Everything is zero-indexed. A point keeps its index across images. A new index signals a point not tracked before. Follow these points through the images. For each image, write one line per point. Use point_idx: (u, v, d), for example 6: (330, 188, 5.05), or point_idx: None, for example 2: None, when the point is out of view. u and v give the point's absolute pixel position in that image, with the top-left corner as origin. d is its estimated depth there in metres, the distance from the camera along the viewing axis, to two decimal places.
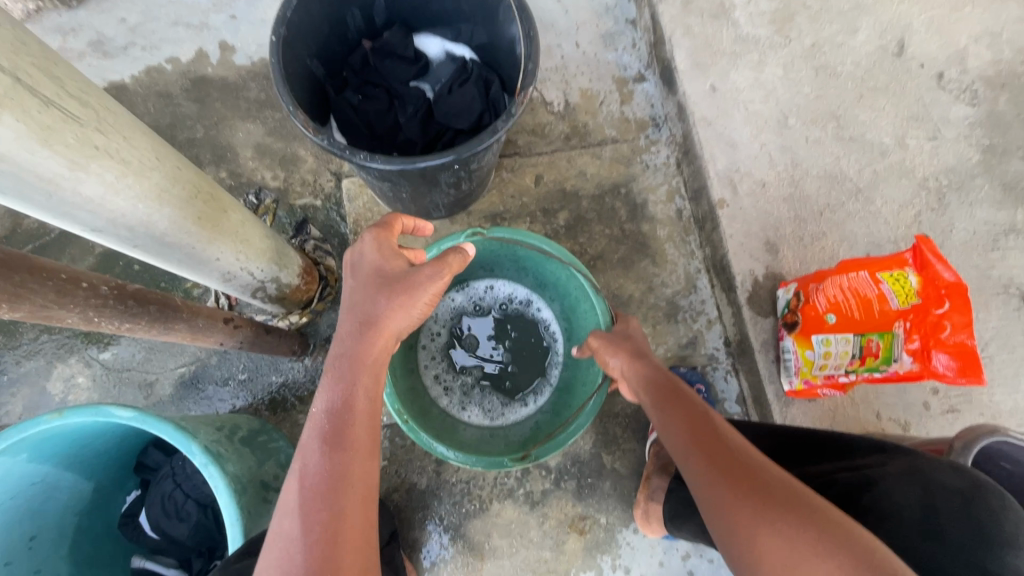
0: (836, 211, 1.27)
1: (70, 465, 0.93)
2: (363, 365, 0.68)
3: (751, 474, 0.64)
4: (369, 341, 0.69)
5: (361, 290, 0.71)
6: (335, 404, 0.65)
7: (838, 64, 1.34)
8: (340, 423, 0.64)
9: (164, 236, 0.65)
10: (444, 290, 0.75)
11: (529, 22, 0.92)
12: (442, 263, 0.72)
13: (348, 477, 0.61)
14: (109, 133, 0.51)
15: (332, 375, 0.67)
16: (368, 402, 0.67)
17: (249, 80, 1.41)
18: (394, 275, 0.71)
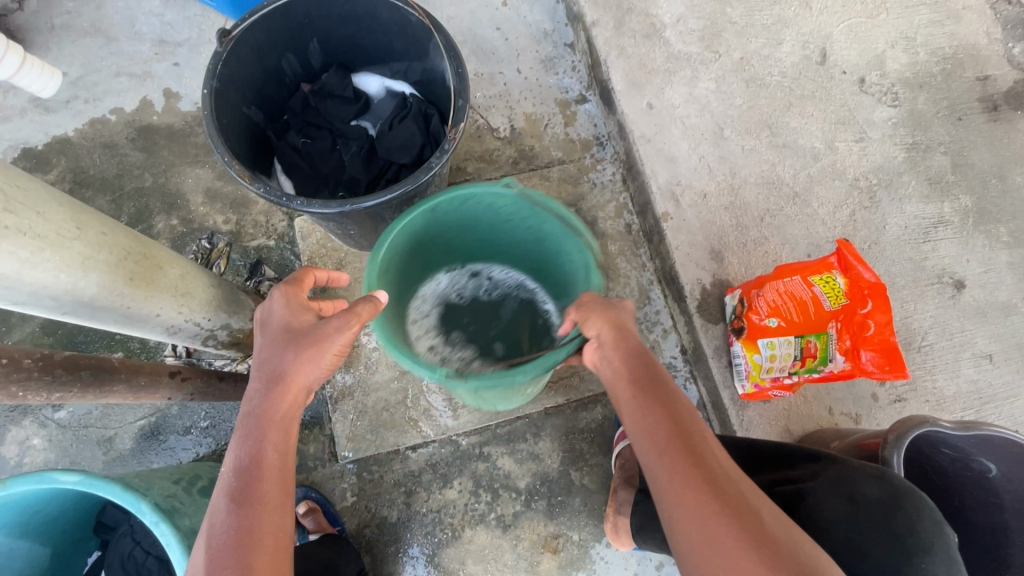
0: (776, 216, 1.32)
1: (22, 533, 0.91)
2: (270, 422, 0.68)
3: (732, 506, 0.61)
4: (275, 397, 0.69)
5: (269, 346, 0.72)
6: (243, 461, 0.66)
7: (766, 75, 1.40)
8: (247, 481, 0.65)
9: (95, 301, 0.66)
10: (356, 339, 0.74)
11: (456, 60, 0.95)
12: (351, 313, 0.72)
13: (253, 534, 0.62)
14: (18, 211, 0.53)
15: (240, 434, 0.68)
16: (277, 456, 0.67)
17: (196, 125, 1.42)
18: (300, 329, 0.72)
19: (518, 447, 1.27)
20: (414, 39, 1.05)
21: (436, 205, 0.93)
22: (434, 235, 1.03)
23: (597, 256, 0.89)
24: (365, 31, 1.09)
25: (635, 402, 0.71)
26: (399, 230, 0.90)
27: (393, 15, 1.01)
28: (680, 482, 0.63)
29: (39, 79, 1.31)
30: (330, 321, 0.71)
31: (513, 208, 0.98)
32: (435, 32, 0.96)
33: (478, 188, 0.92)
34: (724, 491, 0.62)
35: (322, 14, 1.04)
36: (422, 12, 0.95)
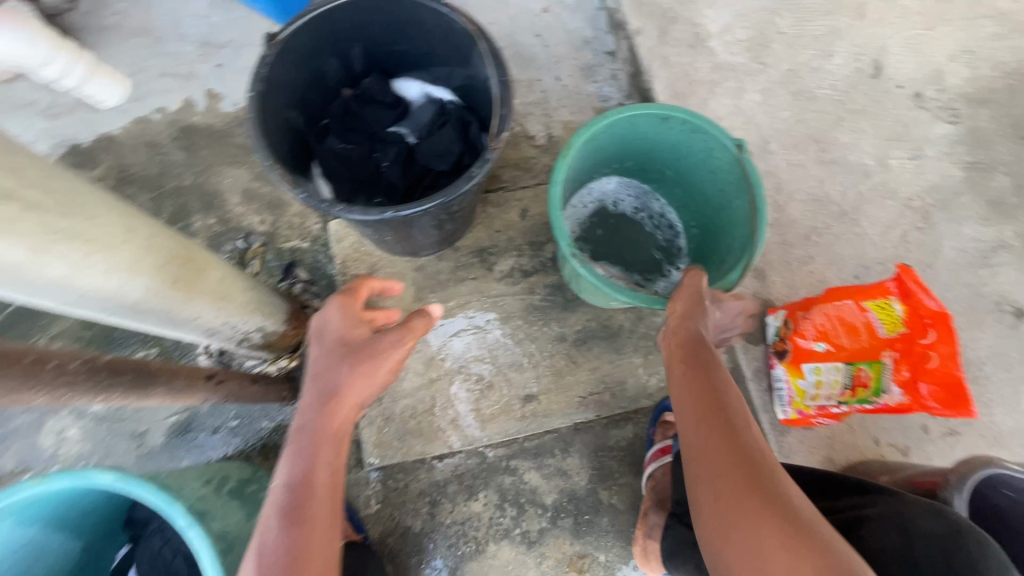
0: (822, 235, 1.27)
1: (57, 525, 0.93)
2: (325, 437, 0.70)
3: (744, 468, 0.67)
4: (329, 411, 0.72)
5: (324, 358, 0.76)
6: (295, 478, 0.67)
7: (816, 88, 1.35)
8: (301, 498, 0.65)
9: (138, 304, 0.66)
10: (408, 354, 0.80)
11: (501, 68, 0.93)
12: (405, 328, 0.79)
13: (307, 557, 0.61)
14: (74, 215, 0.52)
15: (293, 450, 0.69)
16: (329, 472, 0.68)
17: (237, 126, 1.43)
18: (356, 343, 0.77)
19: (545, 462, 1.25)
20: (458, 46, 1.04)
21: (670, 117, 1.01)
22: (648, 142, 1.10)
23: (752, 263, 0.96)
24: (408, 37, 1.09)
25: (682, 380, 0.82)
26: (620, 114, 1.00)
27: (437, 21, 1.00)
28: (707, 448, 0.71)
29: (11, 36, 1.22)
30: (387, 334, 0.78)
31: (729, 174, 1.04)
32: (480, 39, 0.94)
33: (713, 129, 0.99)
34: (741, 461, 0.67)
35: (368, 20, 1.03)
36: (469, 20, 0.93)
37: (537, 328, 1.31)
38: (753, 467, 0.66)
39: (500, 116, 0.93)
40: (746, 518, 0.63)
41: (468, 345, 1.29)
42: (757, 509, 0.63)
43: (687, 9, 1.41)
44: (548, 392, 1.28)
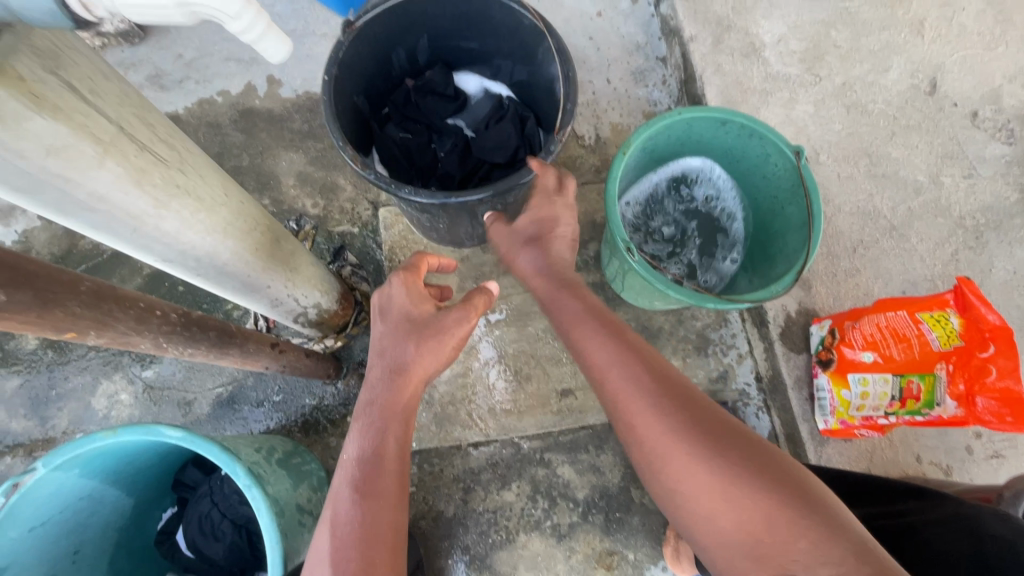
0: (870, 248, 1.26)
1: (114, 481, 0.96)
2: (393, 414, 0.75)
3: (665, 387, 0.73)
4: (397, 387, 0.77)
5: (389, 334, 0.80)
6: (366, 453, 0.73)
7: (869, 102, 1.35)
8: (370, 470, 0.71)
9: (225, 266, 0.69)
10: (471, 330, 0.84)
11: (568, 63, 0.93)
12: (468, 306, 0.82)
13: (374, 524, 0.68)
14: (189, 173, 0.55)
15: (364, 426, 0.75)
16: (396, 448, 0.74)
17: (294, 112, 1.47)
18: (421, 319, 0.81)
19: (579, 457, 1.26)
20: (523, 43, 1.06)
21: (728, 122, 1.03)
22: (704, 144, 1.11)
23: (806, 267, 0.94)
24: (474, 32, 1.11)
25: (584, 332, 0.83)
26: (680, 116, 1.01)
27: (505, 17, 1.02)
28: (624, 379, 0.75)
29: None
30: (447, 310, 0.81)
31: (784, 181, 1.05)
32: (548, 36, 0.96)
33: (772, 135, 1.00)
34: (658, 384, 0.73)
35: (439, 11, 1.06)
36: (537, 15, 0.95)
37: None
38: (679, 399, 0.71)
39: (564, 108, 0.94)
40: (688, 456, 0.66)
41: (508, 337, 1.31)
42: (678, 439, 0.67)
43: (742, 19, 1.42)
44: (585, 388, 1.29)
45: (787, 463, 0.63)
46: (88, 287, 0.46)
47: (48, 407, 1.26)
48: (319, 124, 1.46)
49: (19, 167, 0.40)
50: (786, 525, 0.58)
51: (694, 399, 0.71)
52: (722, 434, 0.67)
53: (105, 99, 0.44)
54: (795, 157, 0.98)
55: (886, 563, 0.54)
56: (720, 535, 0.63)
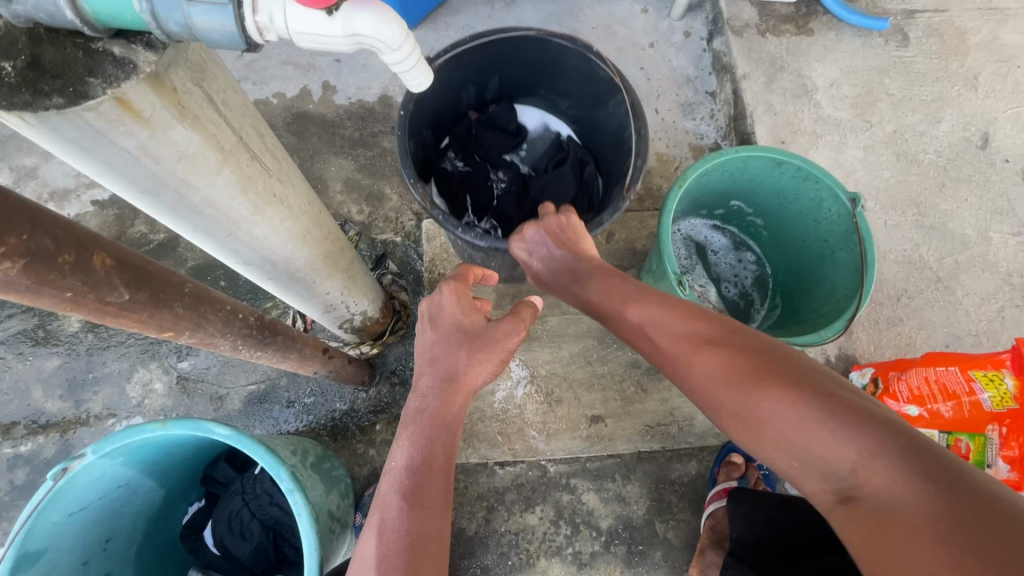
0: (914, 298, 1.25)
1: (150, 472, 0.96)
2: (442, 423, 0.72)
3: (699, 327, 0.74)
4: (449, 396, 0.74)
5: (441, 343, 0.78)
6: (415, 461, 0.69)
7: (920, 152, 1.35)
8: (419, 479, 0.67)
9: (297, 271, 0.70)
10: (518, 343, 0.81)
11: (642, 123, 0.95)
12: (518, 320, 0.79)
13: (422, 535, 0.64)
14: (284, 182, 0.57)
15: (413, 433, 0.71)
16: (445, 456, 0.71)
17: (347, 119, 1.48)
18: (473, 329, 0.78)
19: (605, 485, 1.24)
20: (596, 91, 1.07)
21: (784, 164, 1.03)
22: (756, 182, 1.11)
23: (858, 314, 0.94)
24: (546, 74, 1.13)
25: (606, 301, 0.86)
26: (737, 153, 1.02)
27: (580, 65, 1.03)
28: (663, 329, 0.77)
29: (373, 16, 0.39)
30: (498, 321, 0.78)
31: (836, 226, 1.05)
32: (626, 93, 0.96)
33: (830, 180, 1.00)
34: (687, 329, 0.75)
35: (514, 54, 1.07)
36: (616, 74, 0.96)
37: (611, 351, 1.32)
38: (705, 336, 0.73)
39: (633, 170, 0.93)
40: (721, 387, 0.68)
41: (541, 357, 1.31)
42: (719, 372, 0.69)
43: (796, 60, 1.44)
44: (615, 415, 1.28)
45: (814, 369, 0.64)
46: (190, 289, 0.47)
47: (84, 390, 1.27)
48: (369, 133, 1.47)
49: (151, 169, 0.42)
50: (823, 435, 0.58)
51: (718, 334, 0.72)
52: (752, 360, 0.67)
53: (232, 110, 0.46)
54: (851, 205, 0.98)
55: (915, 438, 0.55)
56: (774, 450, 0.63)
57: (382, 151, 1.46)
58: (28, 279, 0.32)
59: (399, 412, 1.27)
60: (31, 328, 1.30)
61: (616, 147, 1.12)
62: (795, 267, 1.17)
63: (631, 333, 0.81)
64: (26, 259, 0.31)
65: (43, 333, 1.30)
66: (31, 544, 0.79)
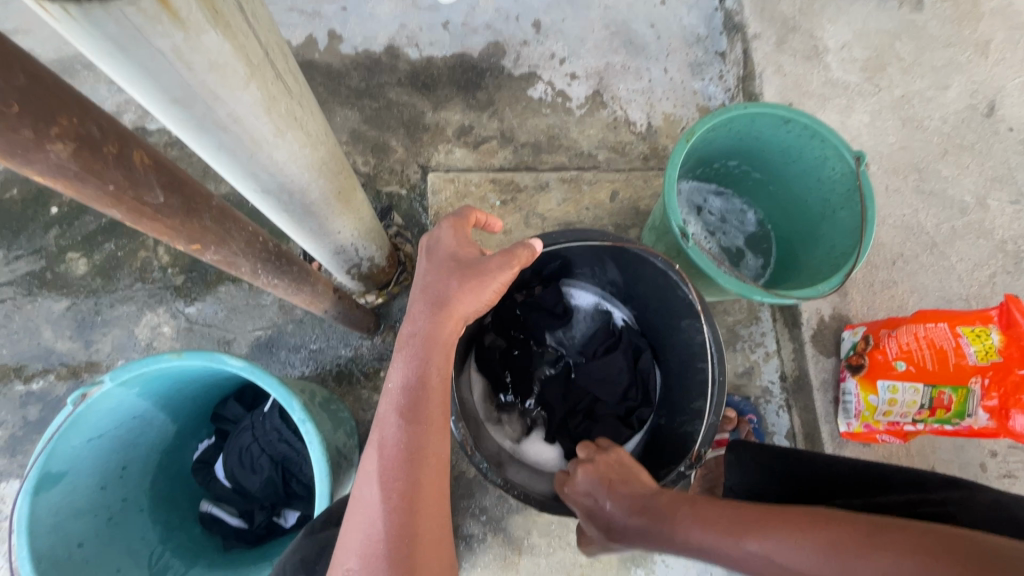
0: (909, 262, 1.28)
1: (163, 405, 1.00)
2: (434, 346, 0.72)
3: (830, 531, 0.59)
4: (441, 321, 0.73)
5: (434, 271, 0.76)
6: (411, 381, 0.70)
7: (926, 118, 1.35)
8: (415, 399, 0.69)
9: (311, 205, 0.71)
10: (512, 279, 0.78)
11: (722, 370, 0.87)
12: (511, 254, 0.76)
13: (422, 449, 0.66)
14: (304, 108, 0.58)
15: (406, 357, 0.72)
16: (439, 378, 0.71)
17: (353, 69, 1.46)
18: (465, 259, 0.77)
19: None
20: (667, 299, 1.00)
21: (791, 121, 1.04)
22: (762, 141, 1.13)
23: (855, 269, 0.96)
24: (607, 265, 1.06)
25: (704, 534, 0.70)
26: (745, 110, 1.02)
27: (654, 269, 0.96)
28: (791, 548, 0.61)
29: None
30: (490, 257, 0.76)
31: (839, 185, 1.07)
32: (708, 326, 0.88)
33: (836, 138, 1.01)
34: (819, 535, 0.59)
35: (577, 252, 1.00)
36: (699, 298, 0.88)
37: None
38: (836, 542, 0.58)
39: (702, 436, 0.87)
40: None
41: None
42: None
43: (809, 21, 1.42)
44: None
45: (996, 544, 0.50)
46: (217, 204, 0.49)
47: (93, 331, 1.30)
48: (375, 84, 1.45)
49: (184, 77, 0.42)
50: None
51: (832, 531, 0.59)
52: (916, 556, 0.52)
53: (259, 22, 0.47)
54: (855, 162, 1.00)
55: None
56: None
57: (387, 103, 1.45)
58: (76, 165, 0.35)
59: None
60: (39, 270, 1.32)
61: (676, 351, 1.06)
62: (795, 229, 1.20)
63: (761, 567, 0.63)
64: (76, 144, 0.34)
65: (51, 276, 1.31)
66: (53, 466, 0.82)
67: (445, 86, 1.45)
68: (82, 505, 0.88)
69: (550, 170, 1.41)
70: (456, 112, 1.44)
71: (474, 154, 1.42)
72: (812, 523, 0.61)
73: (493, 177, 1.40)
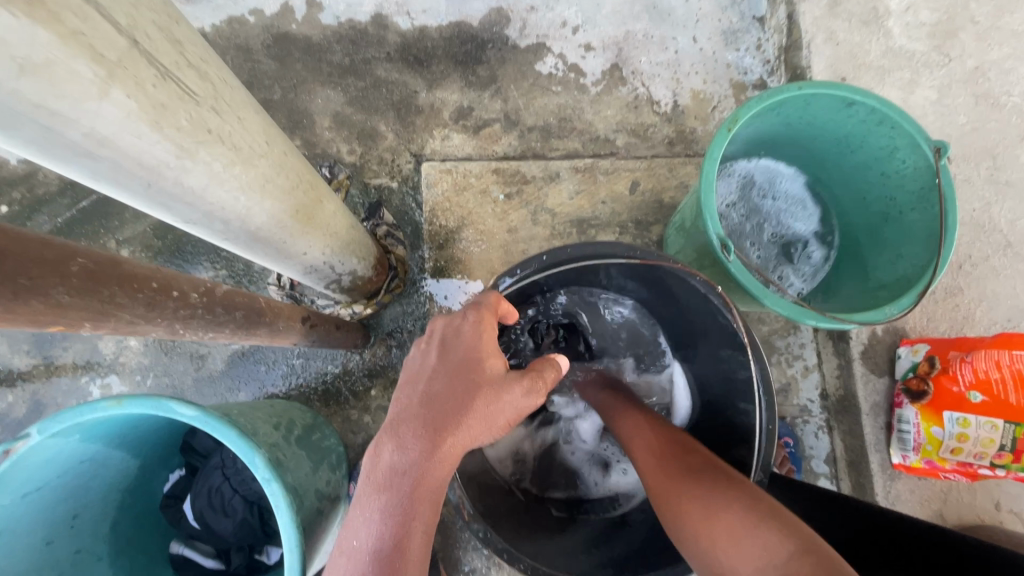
0: (978, 265, 1.10)
1: (119, 443, 0.87)
2: (424, 489, 0.55)
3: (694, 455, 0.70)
4: (436, 453, 0.57)
5: (441, 378, 0.61)
6: (385, 543, 0.52)
7: (1003, 94, 1.15)
8: (388, 571, 0.51)
9: (260, 232, 0.56)
10: (530, 410, 0.65)
11: (773, 416, 0.73)
12: (536, 379, 0.64)
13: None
14: (223, 114, 0.44)
15: (384, 503, 0.54)
16: (421, 539, 0.54)
17: (335, 42, 1.27)
18: (482, 370, 0.62)
19: None
20: (703, 320, 0.84)
21: (855, 104, 0.85)
22: (815, 128, 0.95)
23: (930, 289, 0.80)
24: (634, 277, 0.87)
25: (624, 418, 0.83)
26: (799, 91, 0.84)
27: (690, 286, 0.80)
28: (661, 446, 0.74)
29: None
30: (516, 379, 0.62)
31: (909, 181, 0.89)
32: (756, 364, 0.72)
33: (910, 126, 0.83)
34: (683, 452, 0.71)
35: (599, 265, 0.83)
36: (746, 331, 0.72)
37: None
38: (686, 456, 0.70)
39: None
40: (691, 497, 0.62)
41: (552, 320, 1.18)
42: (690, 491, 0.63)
43: None
44: None
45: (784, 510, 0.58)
46: (80, 266, 0.39)
47: (53, 345, 1.17)
48: (361, 59, 1.27)
49: None
50: (765, 547, 0.53)
51: (696, 460, 0.68)
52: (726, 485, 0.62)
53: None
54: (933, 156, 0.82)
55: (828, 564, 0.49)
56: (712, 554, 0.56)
57: (375, 82, 1.26)
58: None
59: (396, 376, 1.16)
60: None
61: (709, 377, 0.91)
62: (849, 229, 1.02)
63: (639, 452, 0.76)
64: None
65: None
66: None
67: (440, 61, 1.26)
68: (20, 567, 0.76)
69: (561, 158, 1.24)
70: (454, 91, 1.26)
71: (475, 140, 1.25)
72: (705, 466, 0.67)
73: (495, 166, 1.23)
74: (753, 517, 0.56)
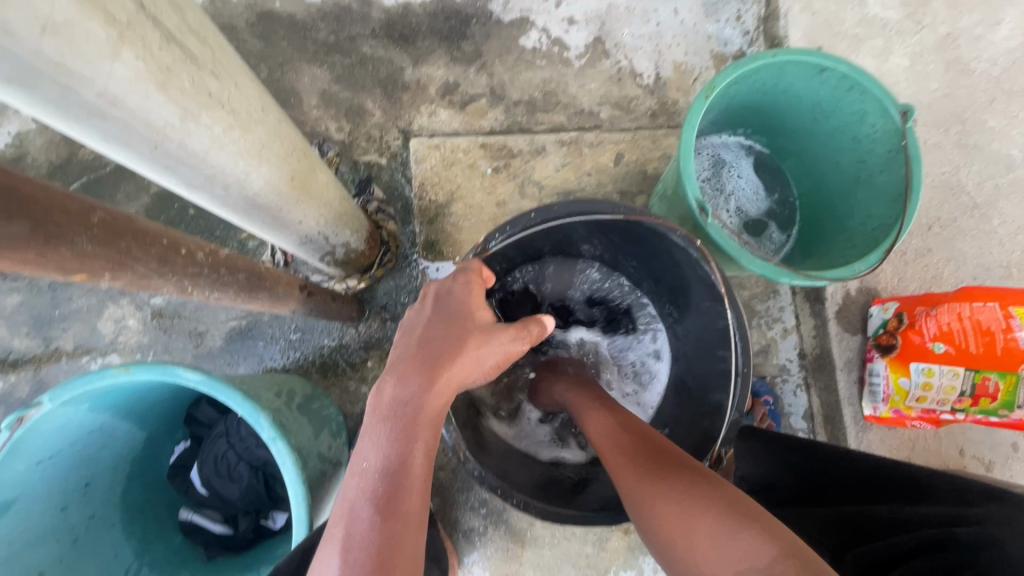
0: (947, 227, 1.15)
1: (126, 414, 0.90)
2: (425, 416, 0.60)
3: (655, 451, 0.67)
4: (434, 387, 0.61)
5: (433, 327, 0.66)
6: (392, 463, 0.56)
7: (972, 60, 1.19)
8: (396, 486, 0.55)
9: (257, 198, 0.59)
10: (517, 356, 0.72)
11: (747, 360, 0.77)
12: (521, 329, 0.71)
13: (399, 552, 0.52)
14: (222, 79, 0.47)
15: (386, 430, 0.58)
16: (425, 458, 0.58)
17: (319, 19, 1.28)
18: (470, 318, 0.68)
19: None
20: (684, 279, 0.89)
21: (827, 70, 0.89)
22: (790, 96, 0.98)
23: (896, 245, 0.84)
24: (618, 236, 0.92)
25: (595, 424, 0.76)
26: (773, 59, 0.87)
27: (671, 244, 0.84)
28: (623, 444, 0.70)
29: None
30: (502, 327, 0.69)
31: (879, 144, 0.93)
32: (733, 310, 0.77)
33: (879, 91, 0.86)
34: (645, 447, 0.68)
35: (586, 225, 0.87)
36: (723, 281, 0.77)
37: None
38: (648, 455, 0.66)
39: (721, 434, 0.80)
40: (666, 497, 0.59)
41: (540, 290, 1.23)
42: (665, 491, 0.60)
43: None
44: None
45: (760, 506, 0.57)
46: (99, 219, 0.42)
47: (52, 326, 1.19)
48: (346, 36, 1.28)
49: (6, 46, 0.32)
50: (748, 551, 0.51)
51: (668, 455, 0.66)
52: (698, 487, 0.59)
53: None
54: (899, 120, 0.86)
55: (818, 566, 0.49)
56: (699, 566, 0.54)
57: (361, 59, 1.27)
58: None
59: (391, 348, 1.20)
60: None
61: (691, 336, 0.96)
62: (823, 195, 1.07)
63: (660, 535, 0.58)
64: None
65: None
66: None
67: (425, 37, 1.28)
68: (37, 530, 0.80)
69: (546, 132, 1.26)
70: (439, 67, 1.27)
71: (461, 116, 1.27)
72: (674, 462, 0.65)
73: (482, 141, 1.25)
74: (730, 522, 0.54)
